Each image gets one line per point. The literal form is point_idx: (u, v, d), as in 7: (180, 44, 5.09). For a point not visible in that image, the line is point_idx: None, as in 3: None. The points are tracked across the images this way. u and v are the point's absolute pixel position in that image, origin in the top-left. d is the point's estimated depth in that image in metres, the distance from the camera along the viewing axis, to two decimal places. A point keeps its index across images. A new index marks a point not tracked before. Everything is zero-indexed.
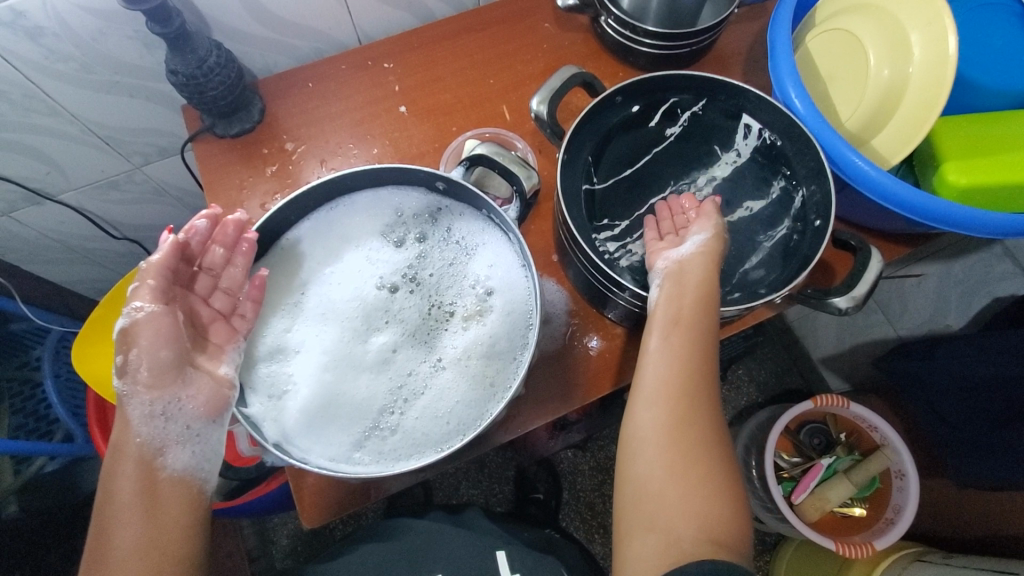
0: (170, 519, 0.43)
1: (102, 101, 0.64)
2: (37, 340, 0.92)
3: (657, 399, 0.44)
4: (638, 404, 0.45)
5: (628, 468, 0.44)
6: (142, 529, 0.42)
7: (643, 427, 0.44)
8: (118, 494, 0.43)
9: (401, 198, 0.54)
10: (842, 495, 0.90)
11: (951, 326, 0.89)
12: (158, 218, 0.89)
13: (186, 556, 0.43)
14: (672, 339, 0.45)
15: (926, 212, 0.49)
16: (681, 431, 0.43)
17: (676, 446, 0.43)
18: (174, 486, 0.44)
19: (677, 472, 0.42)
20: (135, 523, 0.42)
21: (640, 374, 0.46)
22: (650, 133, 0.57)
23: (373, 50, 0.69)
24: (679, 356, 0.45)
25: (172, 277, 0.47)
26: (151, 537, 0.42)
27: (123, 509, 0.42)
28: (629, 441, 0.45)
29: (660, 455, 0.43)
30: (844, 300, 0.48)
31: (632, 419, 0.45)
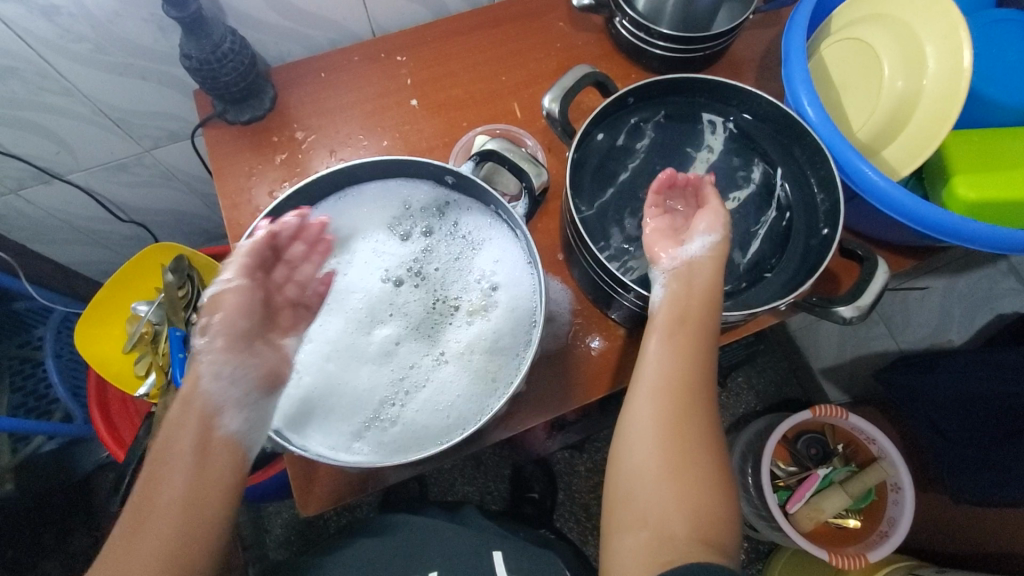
0: (209, 497, 0.41)
1: (114, 83, 0.65)
2: (40, 319, 0.92)
3: (656, 395, 0.44)
4: (637, 401, 0.45)
5: (623, 464, 0.44)
6: (181, 503, 0.40)
7: (641, 422, 0.44)
8: (167, 456, 0.41)
9: (409, 190, 0.54)
10: (837, 506, 0.90)
11: (953, 341, 0.89)
12: (165, 203, 0.90)
13: (214, 537, 0.41)
14: (675, 340, 0.45)
15: (933, 225, 0.49)
16: (678, 429, 0.43)
17: (673, 443, 0.42)
18: (218, 462, 0.42)
19: (674, 471, 0.42)
20: (177, 493, 0.40)
21: (639, 373, 0.46)
22: (617, 152, 0.56)
23: (387, 43, 0.69)
24: (682, 359, 0.45)
25: (261, 260, 0.47)
26: (186, 513, 0.40)
27: (169, 476, 0.40)
28: (627, 438, 0.45)
29: (656, 459, 0.42)
30: (849, 309, 0.47)
31: (629, 416, 0.45)
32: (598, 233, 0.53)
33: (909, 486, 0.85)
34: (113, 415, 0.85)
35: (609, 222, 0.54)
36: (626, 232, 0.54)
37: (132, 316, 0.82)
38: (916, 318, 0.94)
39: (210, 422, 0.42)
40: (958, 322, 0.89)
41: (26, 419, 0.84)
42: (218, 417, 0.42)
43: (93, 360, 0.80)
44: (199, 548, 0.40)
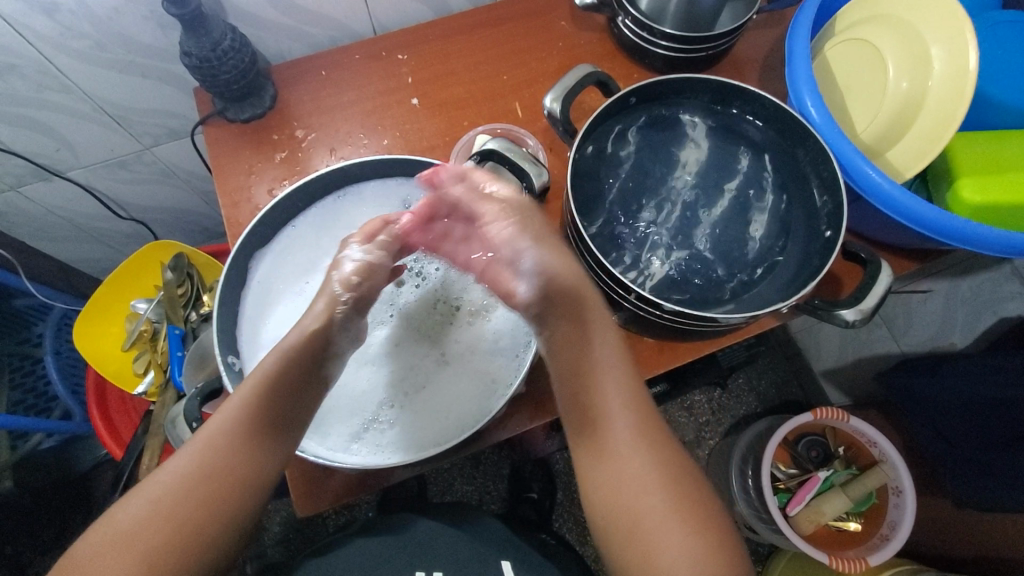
0: (247, 477, 0.43)
1: (114, 80, 0.64)
2: (40, 316, 0.92)
3: (623, 426, 0.46)
4: (609, 435, 0.46)
5: (607, 500, 0.45)
6: (219, 473, 0.42)
7: (619, 454, 0.46)
8: (223, 423, 0.43)
9: (409, 189, 0.54)
10: (838, 509, 0.90)
11: (956, 344, 0.89)
12: (165, 200, 0.89)
13: (232, 521, 0.42)
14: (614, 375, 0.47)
15: (938, 228, 0.49)
16: (658, 459, 0.45)
17: (655, 468, 0.45)
18: (269, 446, 0.44)
19: (665, 493, 0.44)
20: (219, 462, 0.42)
21: (599, 409, 0.47)
22: (607, 161, 0.55)
23: (388, 41, 0.69)
24: (630, 391, 0.47)
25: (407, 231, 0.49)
26: (220, 486, 0.42)
27: (219, 441, 0.43)
28: (603, 473, 0.46)
29: (650, 494, 0.44)
30: (851, 312, 0.47)
31: (603, 452, 0.46)
32: (599, 233, 0.53)
33: (910, 490, 0.85)
34: (111, 413, 0.85)
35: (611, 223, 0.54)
36: (626, 233, 0.54)
37: (131, 314, 0.82)
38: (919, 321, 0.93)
39: (284, 406, 0.45)
40: (962, 326, 0.88)
41: (24, 416, 0.84)
42: (290, 402, 0.45)
43: (92, 358, 0.79)
44: (216, 526, 0.42)
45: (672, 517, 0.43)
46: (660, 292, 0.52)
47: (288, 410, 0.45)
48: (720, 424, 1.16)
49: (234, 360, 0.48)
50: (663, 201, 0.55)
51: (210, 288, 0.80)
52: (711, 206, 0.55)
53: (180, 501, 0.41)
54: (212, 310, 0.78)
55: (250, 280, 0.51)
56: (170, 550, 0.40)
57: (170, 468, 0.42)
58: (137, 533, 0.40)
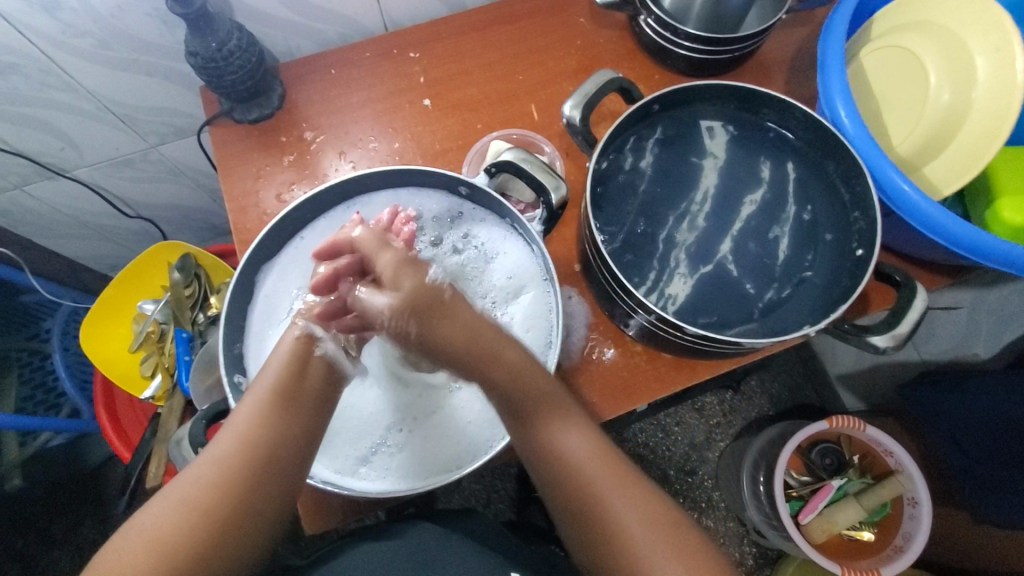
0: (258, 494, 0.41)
1: (118, 78, 0.62)
2: (48, 312, 0.91)
3: (655, 545, 0.41)
4: (612, 524, 0.41)
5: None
6: (231, 491, 0.40)
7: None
8: (245, 416, 0.42)
9: (421, 199, 0.52)
10: (851, 519, 0.89)
11: (979, 356, 0.84)
12: (173, 198, 0.88)
13: (249, 537, 0.41)
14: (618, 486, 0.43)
15: (976, 249, 0.46)
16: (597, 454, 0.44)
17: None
18: (290, 438, 0.43)
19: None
20: (229, 476, 0.40)
21: (626, 536, 0.41)
22: (626, 173, 0.53)
23: (399, 39, 0.67)
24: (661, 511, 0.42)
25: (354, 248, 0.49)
26: (235, 503, 0.40)
27: (237, 440, 0.41)
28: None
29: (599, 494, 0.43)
30: (883, 338, 0.45)
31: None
32: (619, 249, 0.51)
33: (927, 502, 0.84)
34: (118, 413, 0.84)
35: (631, 241, 0.51)
36: (645, 248, 0.51)
37: (139, 315, 0.80)
38: (941, 330, 0.90)
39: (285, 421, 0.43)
40: (986, 336, 0.83)
41: (34, 414, 0.84)
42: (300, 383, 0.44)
43: (99, 360, 0.79)
44: (228, 544, 0.40)
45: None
46: (681, 310, 0.50)
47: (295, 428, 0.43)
48: (731, 426, 1.16)
49: (241, 379, 0.47)
50: (683, 215, 0.53)
51: (218, 289, 0.79)
52: (735, 219, 0.53)
53: (190, 518, 0.39)
54: (220, 313, 0.77)
55: (258, 295, 0.49)
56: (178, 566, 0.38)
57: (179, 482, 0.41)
58: (145, 550, 0.37)
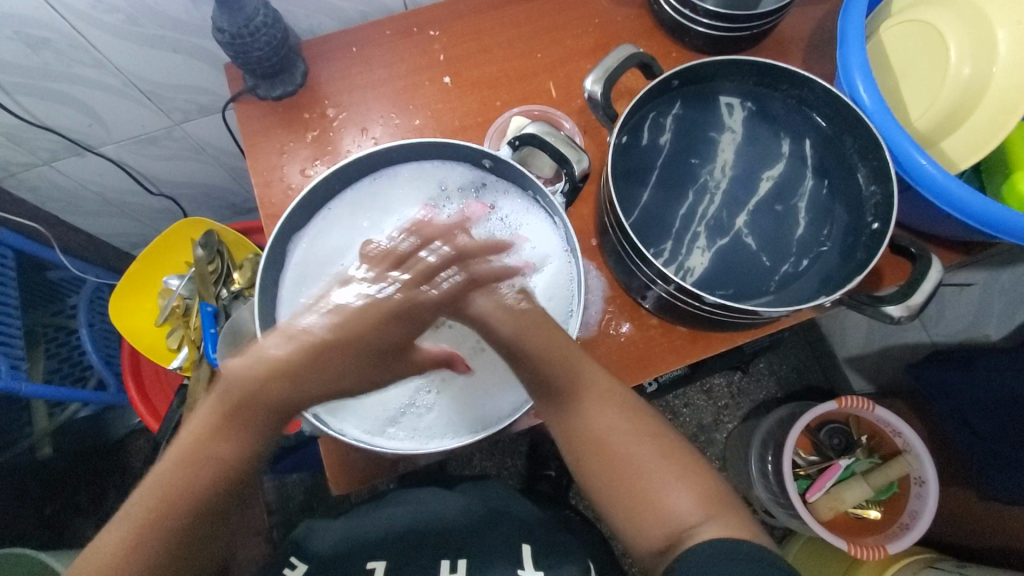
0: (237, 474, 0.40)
1: (145, 55, 0.64)
2: (73, 289, 0.94)
3: (650, 461, 0.43)
4: (615, 443, 0.44)
5: (599, 475, 0.43)
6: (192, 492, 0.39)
7: (604, 429, 0.44)
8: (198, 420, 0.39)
9: (445, 172, 0.52)
10: (858, 497, 0.91)
11: (990, 337, 0.84)
12: (194, 176, 0.89)
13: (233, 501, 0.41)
14: (556, 362, 0.44)
15: (989, 221, 0.47)
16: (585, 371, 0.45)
17: (644, 437, 0.44)
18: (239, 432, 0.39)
19: (659, 453, 0.43)
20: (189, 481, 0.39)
21: (624, 454, 0.43)
22: (645, 148, 0.54)
23: (419, 17, 0.68)
24: (603, 377, 0.46)
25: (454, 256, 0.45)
26: (214, 487, 0.39)
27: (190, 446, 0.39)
28: (597, 456, 0.44)
29: (596, 402, 0.45)
30: (898, 308, 0.46)
31: (594, 439, 0.44)
32: (638, 223, 0.52)
33: (933, 481, 0.85)
34: (146, 385, 0.87)
35: (648, 217, 0.53)
36: (663, 223, 0.53)
37: (164, 290, 0.82)
38: (953, 312, 0.90)
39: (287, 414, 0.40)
40: (997, 318, 0.83)
41: (62, 385, 0.87)
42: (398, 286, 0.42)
43: (128, 333, 0.81)
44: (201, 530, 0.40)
45: (670, 477, 0.42)
46: (698, 282, 0.51)
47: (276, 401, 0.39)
48: (739, 408, 1.19)
49: None
50: (701, 190, 0.54)
51: (240, 265, 0.81)
52: (751, 194, 0.54)
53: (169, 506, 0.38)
54: (244, 288, 0.79)
55: (288, 263, 0.50)
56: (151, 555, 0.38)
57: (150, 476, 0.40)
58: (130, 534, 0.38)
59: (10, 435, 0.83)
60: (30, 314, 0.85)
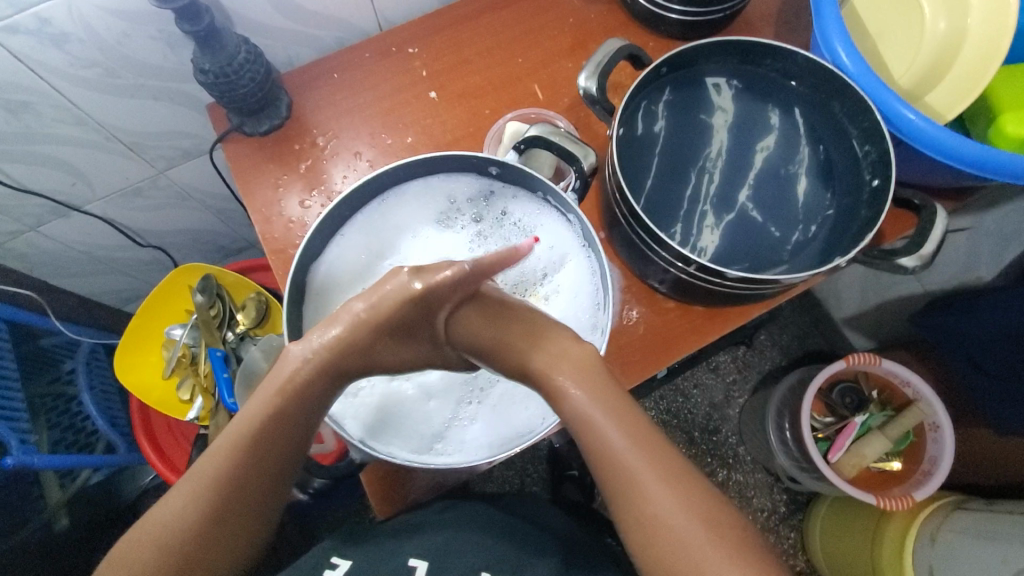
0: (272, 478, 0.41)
1: (126, 106, 0.63)
2: (70, 353, 0.91)
3: (692, 533, 0.36)
4: (652, 502, 0.37)
5: (631, 537, 0.37)
6: (234, 487, 0.39)
7: (661, 511, 0.37)
8: (244, 420, 0.40)
9: (452, 184, 0.53)
10: (878, 451, 0.93)
11: (982, 278, 0.87)
12: (182, 223, 0.88)
13: (269, 501, 0.41)
14: (583, 389, 0.40)
15: (983, 165, 0.49)
16: (622, 410, 0.40)
17: (711, 530, 0.36)
18: (281, 428, 0.40)
19: (703, 527, 0.36)
20: (233, 476, 0.39)
21: (662, 521, 0.36)
22: (642, 137, 0.55)
23: (397, 36, 0.68)
24: (642, 425, 0.40)
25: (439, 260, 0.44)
26: (257, 481, 0.40)
27: (238, 443, 0.39)
28: (649, 544, 0.37)
29: (635, 450, 0.38)
30: (912, 259, 0.47)
31: (651, 525, 0.36)
32: (645, 210, 0.53)
33: (948, 425, 0.87)
34: (160, 441, 0.85)
35: (655, 204, 0.53)
36: (671, 208, 0.53)
37: (168, 341, 0.81)
38: (944, 259, 0.93)
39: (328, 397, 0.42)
40: (987, 259, 0.86)
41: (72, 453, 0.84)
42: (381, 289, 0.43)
43: (136, 389, 0.79)
44: (237, 527, 0.40)
45: (715, 556, 0.35)
46: (714, 261, 0.52)
47: (309, 403, 0.41)
48: (747, 381, 1.21)
49: None
50: (701, 171, 0.55)
51: (242, 306, 0.80)
52: (751, 168, 0.55)
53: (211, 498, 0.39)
54: (249, 328, 0.78)
55: (309, 293, 0.50)
56: (193, 555, 0.39)
57: (192, 467, 0.40)
58: (163, 530, 0.38)
59: (22, 513, 0.80)
60: (29, 384, 0.83)
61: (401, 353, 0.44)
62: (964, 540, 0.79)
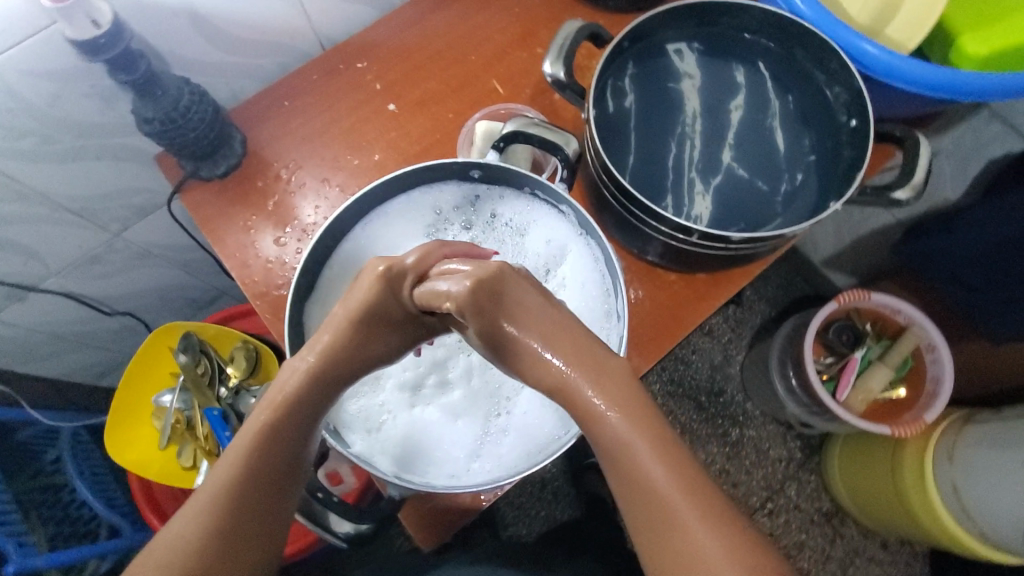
0: (281, 491, 0.38)
1: (68, 171, 0.59)
2: (52, 440, 0.86)
3: None
4: (692, 544, 0.33)
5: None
6: (238, 501, 0.37)
7: (701, 553, 0.33)
8: (247, 435, 0.39)
9: (435, 195, 0.51)
10: (883, 381, 0.95)
11: (950, 198, 0.89)
12: (148, 284, 0.83)
13: (276, 520, 0.38)
14: (620, 412, 0.37)
15: (956, 88, 0.49)
16: (661, 436, 0.36)
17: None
18: (285, 440, 0.39)
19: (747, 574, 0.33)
20: (238, 491, 0.37)
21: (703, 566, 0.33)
22: (617, 114, 0.54)
23: (343, 52, 0.65)
24: (681, 453, 0.36)
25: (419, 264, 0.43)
26: (262, 493, 0.38)
27: (244, 455, 0.38)
28: None
29: (674, 484, 0.35)
30: (904, 191, 0.47)
31: (687, 565, 0.33)
32: (634, 187, 0.52)
33: (944, 344, 0.89)
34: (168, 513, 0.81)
35: (643, 180, 0.52)
36: (658, 181, 0.53)
37: (157, 409, 0.77)
38: None
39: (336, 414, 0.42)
40: (951, 179, 0.88)
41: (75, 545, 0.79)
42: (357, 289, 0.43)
43: (132, 466, 0.75)
44: (242, 551, 0.36)
45: None
46: (711, 226, 0.51)
47: (305, 413, 0.40)
48: (742, 338, 1.22)
49: (332, 425, 0.45)
50: (680, 139, 0.54)
51: (230, 357, 0.76)
52: (728, 128, 0.55)
53: (215, 516, 0.36)
54: (241, 380, 0.74)
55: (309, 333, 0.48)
56: None
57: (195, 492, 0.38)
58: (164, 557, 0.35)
59: None
60: (14, 482, 0.77)
61: (388, 341, 0.43)
62: (981, 451, 0.81)
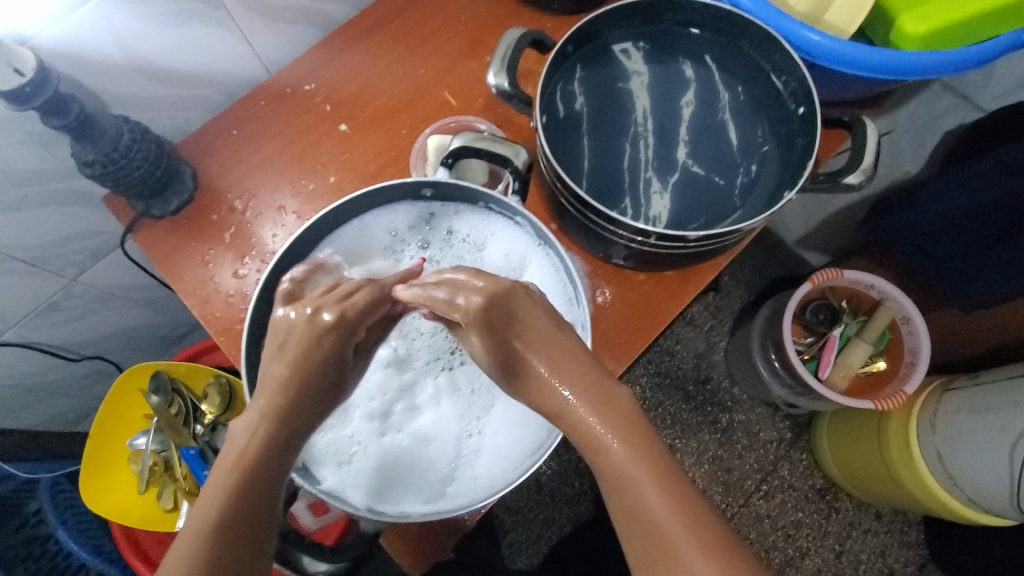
0: (255, 541, 0.36)
1: (13, 221, 0.57)
2: (29, 493, 0.84)
3: None
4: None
5: None
6: (211, 554, 0.34)
7: None
8: (218, 482, 0.36)
9: (389, 216, 0.50)
10: (863, 356, 0.95)
11: (911, 171, 0.90)
12: (114, 325, 0.81)
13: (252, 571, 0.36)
14: (623, 442, 0.36)
15: (899, 67, 0.49)
16: (661, 465, 0.36)
17: None
18: (257, 484, 0.37)
19: None
20: (210, 545, 0.35)
21: None
22: (568, 119, 0.53)
23: (289, 76, 0.64)
24: (682, 484, 0.35)
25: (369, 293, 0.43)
26: (234, 545, 0.35)
27: (216, 502, 0.36)
28: None
29: (673, 514, 0.34)
30: (856, 175, 0.48)
31: None
32: (590, 191, 0.51)
33: (918, 315, 0.90)
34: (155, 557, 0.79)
35: (599, 184, 0.52)
36: (614, 183, 0.52)
37: (134, 453, 0.75)
38: None
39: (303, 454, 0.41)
40: (910, 152, 0.89)
41: None
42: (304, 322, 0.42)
43: (112, 513, 0.73)
44: None
45: None
46: (670, 225, 0.51)
47: (277, 455, 0.38)
48: (724, 324, 1.22)
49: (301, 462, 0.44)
50: (634, 139, 0.54)
51: (203, 394, 0.75)
52: (680, 124, 0.55)
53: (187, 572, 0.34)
54: (217, 417, 0.73)
55: None
56: None
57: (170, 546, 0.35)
58: None
59: None
60: None
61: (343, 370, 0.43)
62: (963, 418, 0.81)
